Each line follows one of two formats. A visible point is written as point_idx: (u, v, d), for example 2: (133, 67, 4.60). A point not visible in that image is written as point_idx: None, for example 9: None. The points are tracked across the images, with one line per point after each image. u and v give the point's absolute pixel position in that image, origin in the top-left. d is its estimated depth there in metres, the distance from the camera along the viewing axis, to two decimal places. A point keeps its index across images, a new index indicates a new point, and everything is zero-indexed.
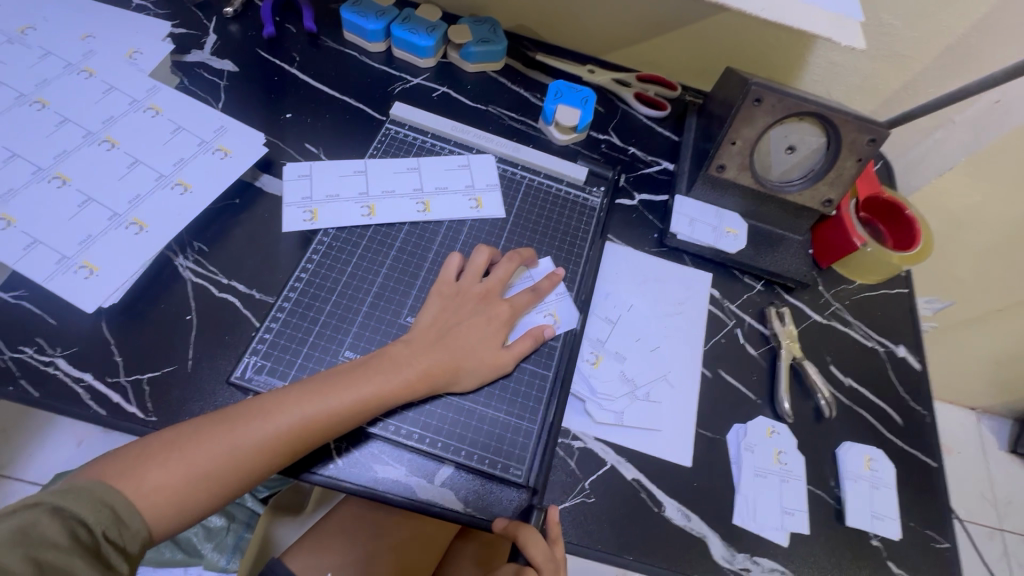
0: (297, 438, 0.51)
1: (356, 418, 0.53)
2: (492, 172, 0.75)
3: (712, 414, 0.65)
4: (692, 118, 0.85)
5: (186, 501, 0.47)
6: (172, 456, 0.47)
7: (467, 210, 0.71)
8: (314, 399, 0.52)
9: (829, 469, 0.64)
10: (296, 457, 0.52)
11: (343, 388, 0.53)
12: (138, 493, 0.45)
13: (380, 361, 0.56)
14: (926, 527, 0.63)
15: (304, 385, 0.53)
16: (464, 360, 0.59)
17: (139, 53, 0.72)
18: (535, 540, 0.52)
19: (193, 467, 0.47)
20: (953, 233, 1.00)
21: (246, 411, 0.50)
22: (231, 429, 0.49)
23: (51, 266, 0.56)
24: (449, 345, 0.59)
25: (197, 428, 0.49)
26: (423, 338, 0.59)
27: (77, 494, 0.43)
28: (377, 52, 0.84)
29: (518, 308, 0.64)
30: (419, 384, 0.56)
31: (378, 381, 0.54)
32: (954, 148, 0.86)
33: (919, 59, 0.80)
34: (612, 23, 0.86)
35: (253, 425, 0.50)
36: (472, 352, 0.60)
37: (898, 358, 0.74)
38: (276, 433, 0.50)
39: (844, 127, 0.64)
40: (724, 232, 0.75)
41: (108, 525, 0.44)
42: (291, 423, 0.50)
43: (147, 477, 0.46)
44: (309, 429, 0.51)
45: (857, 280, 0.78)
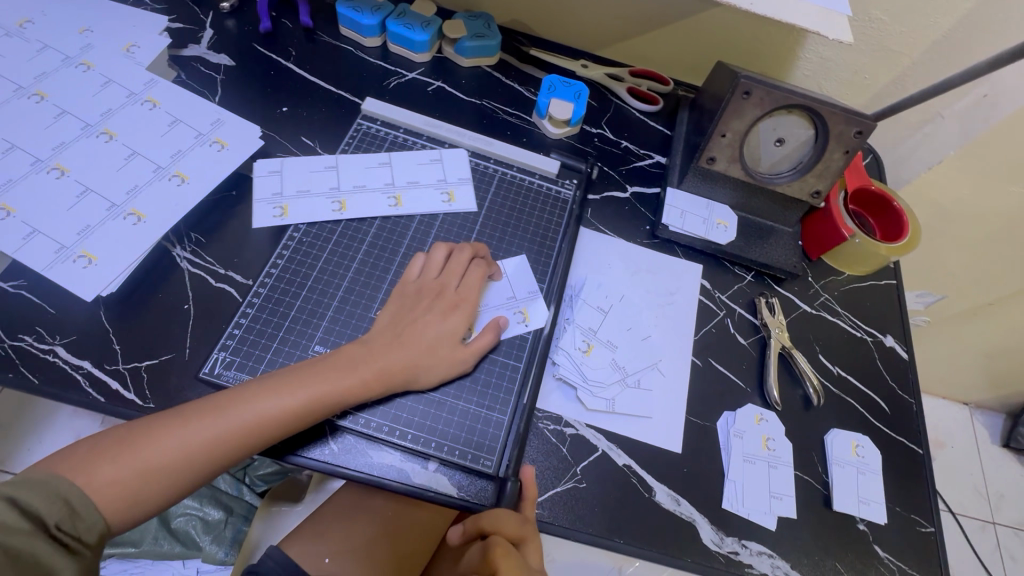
0: (252, 436, 0.51)
1: (313, 416, 0.54)
2: (464, 165, 0.75)
3: (702, 402, 0.66)
4: (684, 113, 0.86)
5: (141, 495, 0.48)
6: (125, 452, 0.48)
7: (439, 203, 0.72)
8: (270, 397, 0.52)
9: (817, 456, 0.65)
10: (251, 454, 0.52)
11: (300, 386, 0.53)
12: (89, 487, 0.46)
13: (338, 359, 0.56)
14: (912, 512, 0.65)
15: (262, 383, 0.53)
16: (423, 358, 0.59)
17: (136, 47, 0.72)
18: (502, 520, 0.53)
19: (145, 464, 0.48)
20: (943, 227, 1.01)
21: (201, 409, 0.51)
22: (188, 424, 0.50)
23: (50, 255, 0.57)
24: (408, 344, 0.59)
25: (153, 425, 0.50)
26: (382, 336, 0.59)
27: (31, 486, 0.42)
28: (373, 47, 0.85)
29: (474, 303, 0.64)
30: (377, 383, 0.56)
31: (335, 379, 0.55)
32: (943, 142, 0.87)
33: (907, 54, 0.81)
34: (606, 18, 0.87)
35: (207, 423, 0.50)
36: (432, 350, 0.59)
37: (886, 348, 0.75)
38: (232, 427, 0.51)
39: (831, 119, 0.65)
40: (715, 224, 0.76)
41: (63, 517, 0.43)
42: (245, 421, 0.51)
43: (99, 472, 0.46)
44: (264, 427, 0.52)
45: (846, 271, 0.79)
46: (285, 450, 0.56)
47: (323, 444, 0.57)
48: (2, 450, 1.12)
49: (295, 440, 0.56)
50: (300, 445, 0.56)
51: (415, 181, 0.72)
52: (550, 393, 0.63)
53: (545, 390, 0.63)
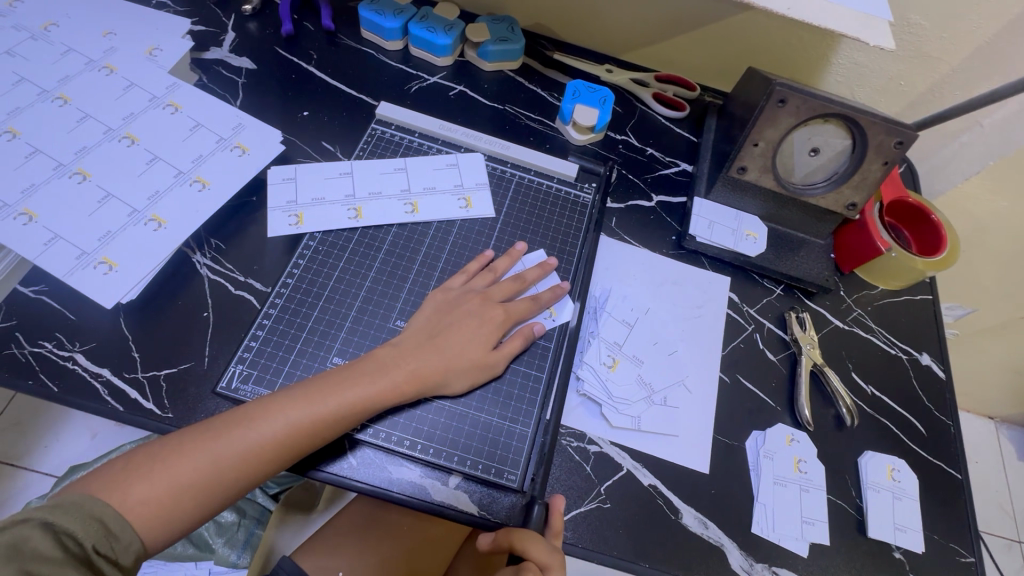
0: (282, 447, 0.50)
1: (342, 425, 0.52)
2: (481, 171, 0.73)
3: (730, 421, 0.64)
4: (711, 119, 0.84)
5: (173, 514, 0.47)
6: (156, 469, 0.47)
7: (456, 209, 0.70)
8: (299, 406, 0.51)
9: (850, 479, 0.63)
10: (283, 465, 0.51)
11: (328, 394, 0.52)
12: (122, 506, 0.45)
13: (365, 366, 0.55)
14: (950, 540, 0.62)
15: (289, 392, 0.52)
16: (452, 364, 0.58)
17: (159, 50, 0.72)
18: (532, 540, 0.51)
19: (177, 479, 0.47)
20: (978, 239, 0.97)
21: (230, 420, 0.50)
22: (213, 439, 0.49)
23: (71, 261, 0.56)
24: (440, 348, 0.58)
25: (182, 439, 0.49)
26: (410, 342, 0.58)
27: (66, 508, 0.42)
28: (394, 50, 0.84)
29: (512, 313, 0.62)
30: (406, 389, 0.55)
31: (364, 386, 0.53)
32: (982, 152, 0.84)
33: (947, 61, 0.78)
34: (632, 22, 0.85)
35: (236, 434, 0.49)
36: (461, 356, 0.58)
37: (921, 366, 0.72)
38: (259, 441, 0.49)
39: (870, 129, 0.62)
40: (743, 235, 0.74)
41: (98, 538, 0.43)
42: (274, 431, 0.50)
43: (132, 490, 0.45)
44: (293, 436, 0.50)
45: (879, 285, 0.76)
46: (309, 464, 0.54)
47: (343, 458, 0.55)
48: (19, 447, 1.13)
49: (319, 453, 0.55)
50: (322, 459, 0.55)
51: (429, 187, 0.71)
52: (573, 409, 0.61)
53: (569, 407, 0.62)
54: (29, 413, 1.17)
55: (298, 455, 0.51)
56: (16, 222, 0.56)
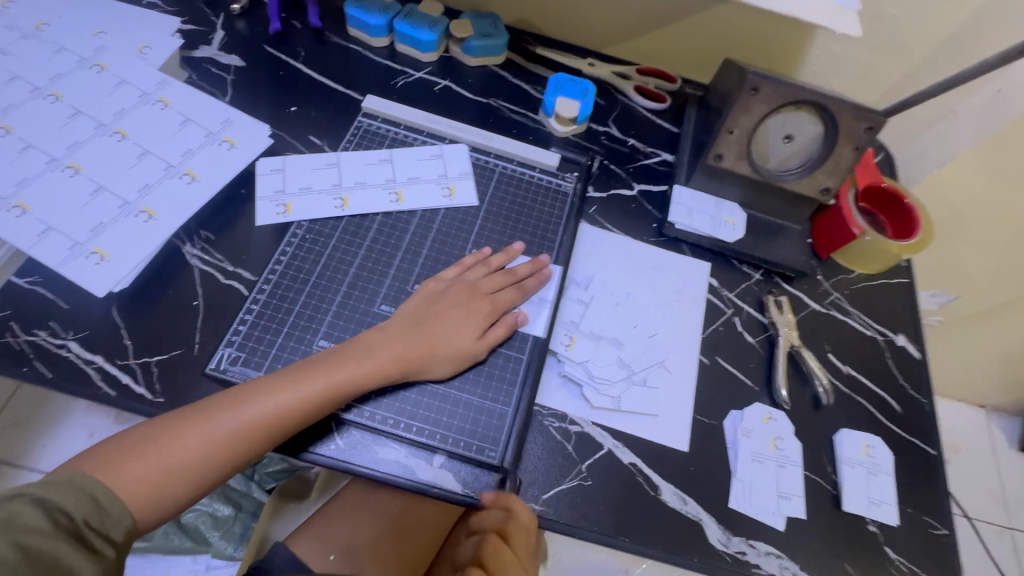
0: (272, 428, 0.52)
1: (329, 406, 0.54)
2: (465, 161, 0.75)
3: (709, 401, 0.66)
4: (691, 110, 0.86)
5: (165, 492, 0.48)
6: (148, 450, 0.49)
7: (440, 198, 0.71)
8: (284, 388, 0.53)
9: (826, 456, 0.64)
10: (272, 446, 0.53)
11: (314, 376, 0.54)
12: (114, 485, 0.47)
13: (348, 351, 0.56)
14: (925, 514, 0.63)
15: (277, 376, 0.54)
16: (437, 349, 0.59)
17: (149, 48, 0.74)
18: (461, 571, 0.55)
19: (169, 460, 0.49)
20: (957, 225, 0.99)
21: (218, 403, 0.52)
22: (204, 421, 0.50)
23: (63, 251, 0.58)
24: (424, 335, 0.59)
25: (172, 422, 0.50)
26: (394, 329, 0.59)
27: (59, 485, 0.44)
28: (380, 47, 0.86)
29: (499, 304, 0.64)
30: (390, 372, 0.57)
31: (347, 370, 0.55)
32: (956, 139, 0.86)
33: (919, 51, 0.80)
34: (613, 16, 0.86)
35: (227, 416, 0.51)
36: (446, 342, 0.60)
37: (897, 347, 0.74)
38: (247, 422, 0.51)
39: (841, 114, 0.64)
40: (722, 222, 0.76)
41: (90, 513, 0.45)
42: (262, 413, 0.52)
43: (124, 470, 0.47)
44: (281, 418, 0.52)
45: (856, 269, 0.78)
46: (297, 446, 0.56)
47: (329, 439, 0.57)
48: (17, 445, 1.15)
49: (307, 435, 0.57)
50: (310, 440, 0.56)
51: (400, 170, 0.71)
52: (553, 391, 0.63)
53: (549, 388, 0.63)
54: (26, 411, 1.18)
55: (286, 435, 0.53)
56: (9, 214, 0.58)
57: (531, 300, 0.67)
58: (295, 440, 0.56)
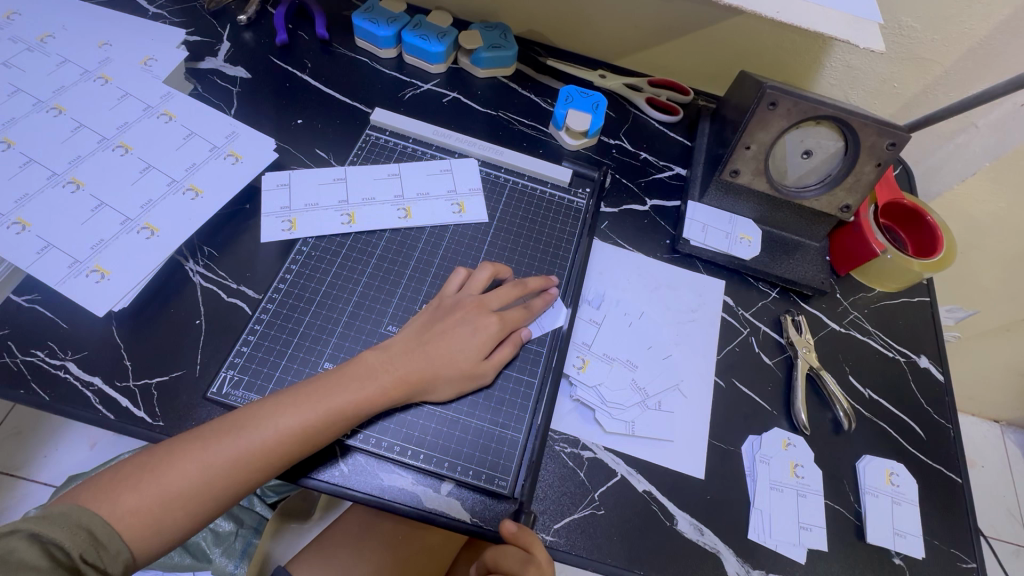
0: (274, 454, 0.50)
1: (334, 430, 0.52)
2: (475, 176, 0.73)
3: (726, 426, 0.63)
4: (705, 123, 0.84)
5: (163, 523, 0.46)
6: (146, 479, 0.47)
7: (449, 214, 0.70)
8: (288, 412, 0.51)
9: (848, 484, 0.62)
10: (273, 474, 0.51)
11: (317, 400, 0.52)
12: (110, 516, 0.45)
13: (353, 371, 0.54)
14: (951, 545, 0.61)
15: (280, 399, 0.52)
16: (443, 370, 0.57)
17: (154, 60, 0.72)
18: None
19: (168, 489, 0.47)
20: (977, 240, 0.97)
21: (219, 429, 0.50)
22: (203, 448, 0.49)
23: (63, 270, 0.56)
24: (429, 355, 0.57)
25: (171, 449, 0.48)
26: (398, 347, 0.57)
27: (54, 519, 0.43)
28: (388, 58, 0.84)
29: (506, 322, 0.61)
30: (396, 393, 0.55)
31: (353, 391, 0.53)
32: (977, 153, 0.84)
33: (939, 63, 0.78)
34: (625, 27, 0.85)
35: (226, 442, 0.49)
36: (451, 363, 0.57)
37: (920, 369, 0.71)
38: (248, 448, 0.49)
39: (862, 130, 0.63)
40: (738, 238, 0.74)
41: (86, 547, 0.43)
42: (263, 439, 0.50)
43: (121, 500, 0.45)
44: (284, 443, 0.50)
45: (876, 288, 0.76)
46: (299, 474, 0.54)
47: (333, 465, 0.55)
48: (18, 457, 1.13)
49: (310, 461, 0.55)
50: (313, 467, 0.55)
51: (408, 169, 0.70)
52: (566, 415, 0.61)
53: (561, 412, 0.61)
54: (30, 422, 1.16)
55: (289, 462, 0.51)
56: (9, 231, 0.57)
57: (536, 322, 0.64)
58: (297, 468, 0.54)
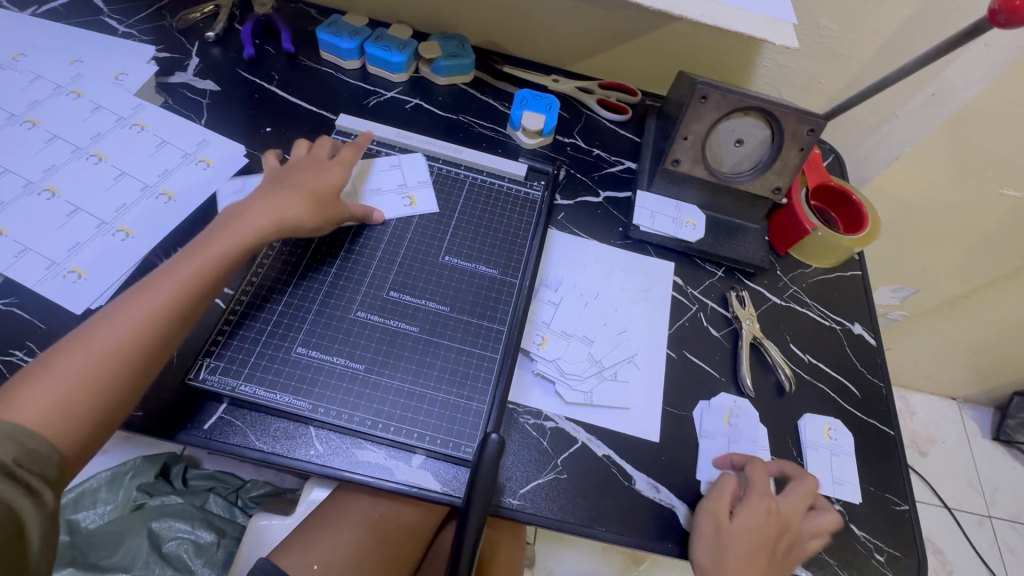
0: (158, 314, 0.53)
1: (212, 283, 0.57)
2: (423, 170, 0.78)
3: (678, 393, 0.68)
4: (651, 120, 0.91)
5: (73, 410, 0.47)
6: (43, 373, 0.48)
7: (402, 208, 0.74)
8: (164, 281, 0.55)
9: (790, 440, 0.67)
10: (167, 341, 0.54)
11: (190, 262, 0.57)
12: (13, 406, 0.45)
13: (214, 236, 0.60)
14: (886, 491, 0.66)
15: (145, 281, 0.55)
16: (308, 186, 0.66)
17: (125, 75, 0.76)
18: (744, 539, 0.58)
19: (67, 377, 0.48)
20: (910, 222, 1.05)
21: (100, 320, 0.52)
22: (88, 336, 0.51)
23: (41, 271, 0.59)
24: (292, 186, 0.65)
25: (57, 349, 0.50)
26: (262, 193, 0.65)
27: None
28: (352, 69, 0.89)
29: (342, 160, 0.71)
30: (270, 225, 0.62)
31: (222, 247, 0.59)
32: (898, 140, 0.92)
33: (856, 59, 0.86)
34: (574, 34, 0.91)
35: (109, 320, 0.52)
36: (317, 184, 0.67)
37: (854, 335, 0.78)
38: (131, 317, 0.52)
39: (784, 118, 0.69)
40: (683, 223, 0.80)
41: (16, 453, 0.43)
42: (144, 306, 0.53)
43: (21, 395, 0.46)
44: (165, 302, 0.54)
45: (812, 264, 0.83)
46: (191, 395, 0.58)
47: (309, 445, 0.58)
48: None
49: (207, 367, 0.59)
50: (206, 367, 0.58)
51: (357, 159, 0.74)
52: (529, 389, 0.65)
53: (525, 387, 0.65)
54: None
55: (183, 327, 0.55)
56: None
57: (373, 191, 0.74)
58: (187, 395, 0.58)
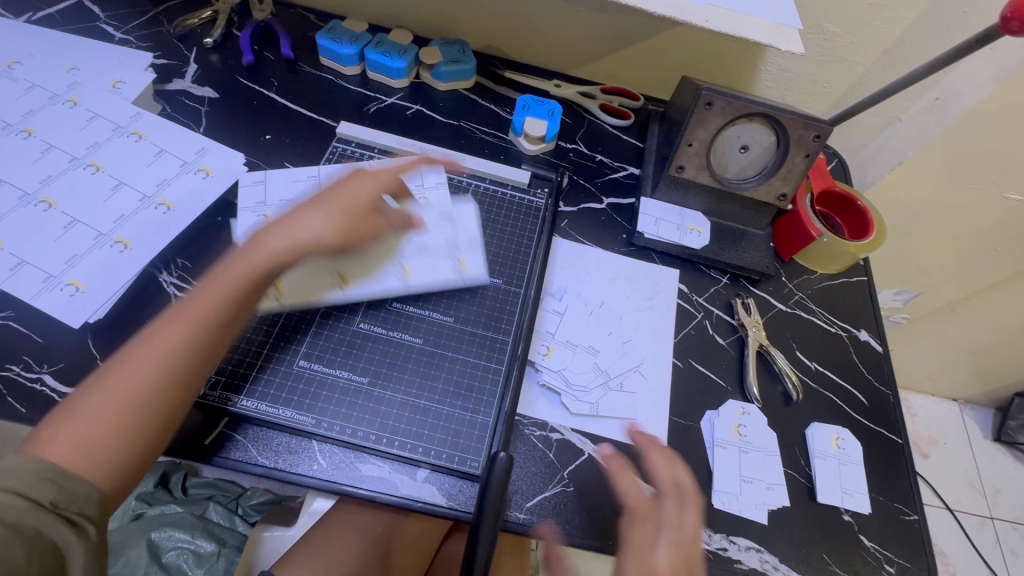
0: (183, 348, 0.52)
1: (233, 313, 0.55)
2: (440, 167, 0.76)
3: (684, 403, 0.68)
4: (654, 126, 0.90)
5: (107, 449, 0.47)
6: (70, 418, 0.47)
7: (418, 206, 0.74)
8: (184, 317, 0.53)
9: (798, 450, 0.67)
10: (195, 375, 0.52)
11: (210, 297, 0.54)
12: (52, 446, 0.45)
13: (223, 263, 0.57)
14: (895, 500, 0.66)
15: (163, 316, 0.53)
16: (348, 199, 0.62)
17: (122, 83, 0.75)
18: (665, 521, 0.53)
19: (101, 415, 0.47)
20: (913, 226, 1.05)
21: (122, 358, 0.51)
22: (119, 372, 0.50)
23: (37, 285, 0.58)
24: (330, 201, 0.62)
25: (89, 385, 0.49)
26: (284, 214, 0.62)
27: (8, 473, 0.41)
28: (352, 75, 0.88)
29: (398, 181, 0.67)
30: (291, 251, 0.59)
31: (239, 268, 0.57)
32: (902, 144, 0.91)
33: (860, 64, 0.86)
34: (575, 39, 0.91)
35: (136, 357, 0.50)
36: (357, 200, 0.63)
37: (861, 342, 0.77)
38: (160, 354, 0.51)
39: (789, 125, 0.69)
40: (688, 229, 0.79)
41: (54, 494, 0.42)
42: (169, 341, 0.51)
43: (57, 436, 0.46)
44: (190, 335, 0.52)
45: (818, 270, 0.82)
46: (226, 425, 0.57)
47: (312, 461, 0.57)
48: None
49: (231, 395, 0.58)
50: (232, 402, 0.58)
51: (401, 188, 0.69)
52: (534, 400, 0.65)
53: (530, 398, 0.65)
54: None
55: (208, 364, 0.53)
56: None
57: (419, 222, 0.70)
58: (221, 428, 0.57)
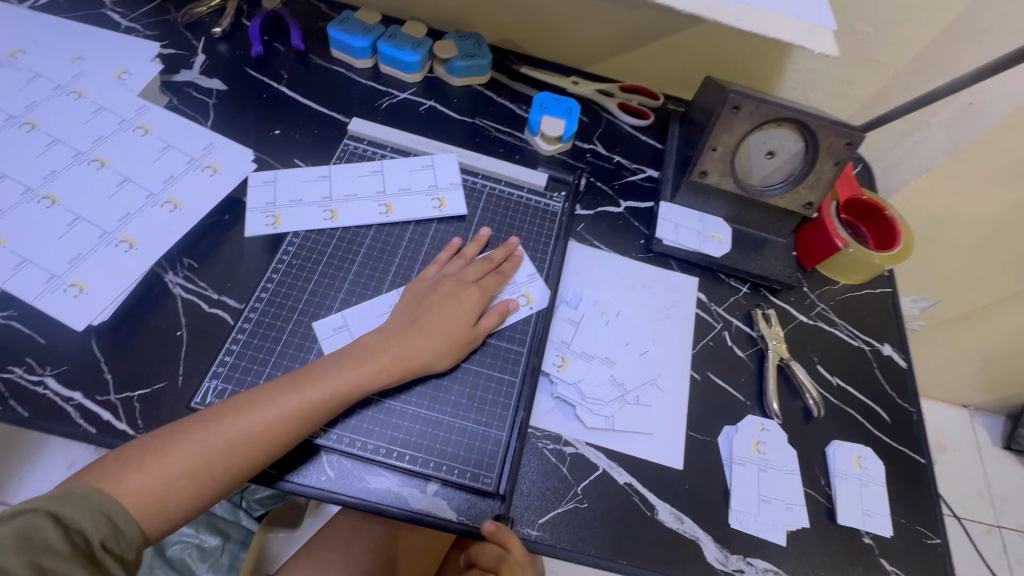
0: (273, 436, 0.51)
1: (331, 404, 0.54)
2: (455, 172, 0.75)
3: (702, 418, 0.66)
4: (674, 127, 0.87)
5: (167, 502, 0.47)
6: (149, 461, 0.48)
7: (430, 209, 0.71)
8: (287, 395, 0.52)
9: (818, 468, 0.65)
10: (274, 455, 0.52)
11: (316, 386, 0.54)
12: (117, 492, 0.46)
13: (352, 351, 0.57)
14: (917, 523, 0.64)
15: (267, 388, 0.53)
16: (435, 344, 0.59)
17: (128, 74, 0.73)
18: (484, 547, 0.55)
19: (170, 470, 0.48)
20: (937, 234, 1.02)
21: (213, 415, 0.51)
22: (205, 430, 0.50)
23: (40, 285, 0.56)
24: (420, 331, 0.59)
25: (172, 433, 0.49)
26: (394, 327, 0.60)
27: (76, 502, 0.44)
28: (364, 68, 0.85)
29: (486, 290, 0.65)
30: (392, 373, 0.57)
31: (352, 370, 0.55)
32: (930, 151, 0.88)
33: (892, 66, 0.82)
34: (595, 35, 0.87)
35: (223, 424, 0.50)
36: (445, 335, 0.60)
37: (884, 357, 0.75)
38: (244, 429, 0.50)
39: (820, 131, 0.66)
40: (709, 237, 0.76)
41: (105, 535, 0.44)
42: (260, 422, 0.51)
43: (125, 481, 0.46)
44: (285, 421, 0.51)
45: (841, 280, 0.79)
46: (278, 474, 0.55)
47: (318, 471, 0.55)
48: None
49: (291, 459, 0.55)
50: (292, 467, 0.55)
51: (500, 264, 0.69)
52: (548, 412, 0.63)
53: (543, 410, 0.63)
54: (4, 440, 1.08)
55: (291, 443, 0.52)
56: None
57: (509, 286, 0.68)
58: (276, 466, 0.55)
